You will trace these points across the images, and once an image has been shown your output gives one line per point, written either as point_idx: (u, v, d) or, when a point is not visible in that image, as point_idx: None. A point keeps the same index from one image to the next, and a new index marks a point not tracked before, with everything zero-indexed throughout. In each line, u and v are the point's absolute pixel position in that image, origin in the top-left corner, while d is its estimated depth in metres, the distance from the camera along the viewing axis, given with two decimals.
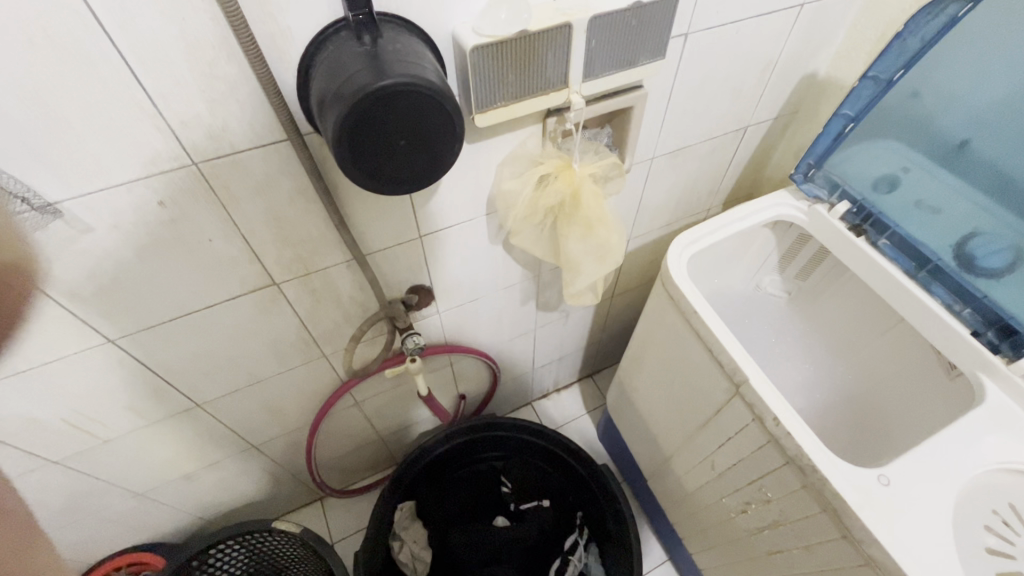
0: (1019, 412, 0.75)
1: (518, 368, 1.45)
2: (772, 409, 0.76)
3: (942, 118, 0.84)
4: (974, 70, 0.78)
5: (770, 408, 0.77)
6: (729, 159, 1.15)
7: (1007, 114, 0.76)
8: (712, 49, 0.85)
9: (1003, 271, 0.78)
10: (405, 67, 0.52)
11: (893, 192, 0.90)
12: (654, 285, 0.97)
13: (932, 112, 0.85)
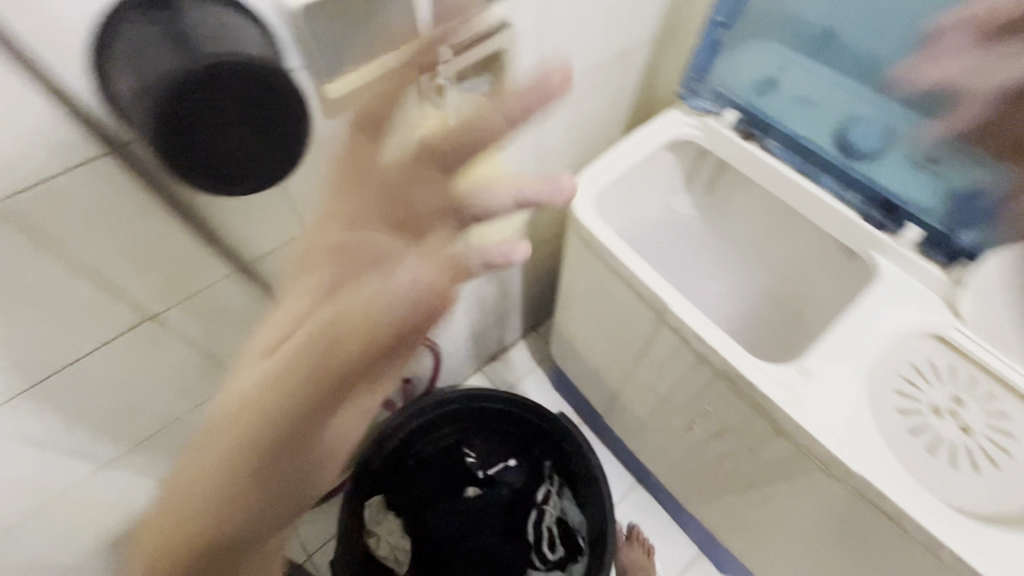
0: (911, 280, 0.80)
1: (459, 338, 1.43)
2: (695, 329, 0.78)
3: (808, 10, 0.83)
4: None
5: (692, 329, 0.78)
6: (620, 87, 1.13)
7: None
8: None
9: (880, 152, 0.83)
10: (215, 45, 0.44)
11: (774, 93, 0.92)
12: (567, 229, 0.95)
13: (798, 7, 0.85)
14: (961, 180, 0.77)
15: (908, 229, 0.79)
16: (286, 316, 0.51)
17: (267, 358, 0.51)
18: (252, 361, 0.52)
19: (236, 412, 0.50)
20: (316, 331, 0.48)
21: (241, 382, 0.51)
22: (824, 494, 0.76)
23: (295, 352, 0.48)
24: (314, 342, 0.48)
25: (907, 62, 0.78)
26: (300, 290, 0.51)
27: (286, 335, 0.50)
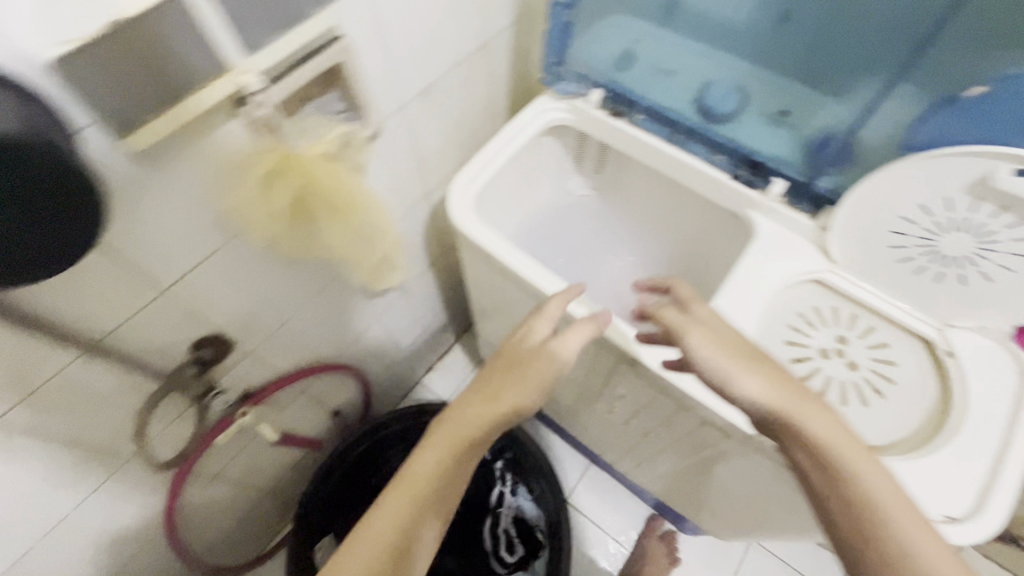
0: (785, 232, 0.83)
1: (383, 358, 1.38)
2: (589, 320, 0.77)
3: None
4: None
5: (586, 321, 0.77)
6: (491, 78, 1.09)
7: None
8: None
9: (735, 113, 0.83)
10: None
11: (632, 66, 0.90)
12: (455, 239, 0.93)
13: None
14: (816, 128, 0.78)
15: (774, 182, 0.81)
16: (490, 382, 0.62)
17: (464, 415, 0.60)
18: (451, 418, 0.60)
19: (440, 460, 0.57)
20: (513, 383, 0.61)
21: (440, 438, 0.59)
22: (741, 456, 0.77)
23: (498, 404, 0.60)
24: (507, 391, 0.60)
25: (746, 17, 0.78)
26: (510, 357, 0.65)
27: (492, 394, 0.61)
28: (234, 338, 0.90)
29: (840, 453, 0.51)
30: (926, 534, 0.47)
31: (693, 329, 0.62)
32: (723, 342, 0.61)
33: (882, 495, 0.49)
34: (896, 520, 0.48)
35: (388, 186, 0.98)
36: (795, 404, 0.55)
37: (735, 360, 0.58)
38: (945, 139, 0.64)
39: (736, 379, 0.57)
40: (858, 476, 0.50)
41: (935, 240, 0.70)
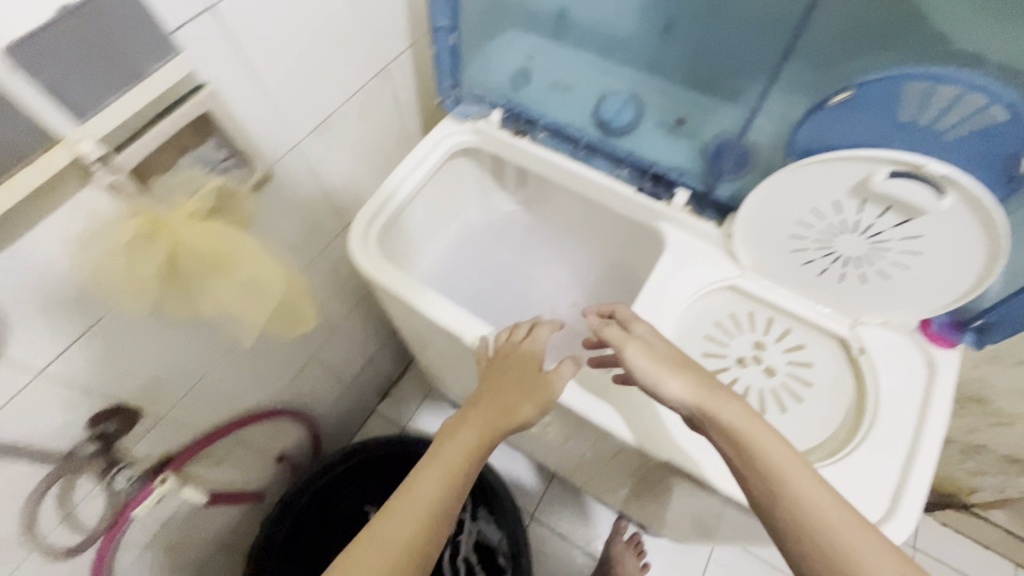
0: (696, 240, 0.82)
1: (326, 395, 1.34)
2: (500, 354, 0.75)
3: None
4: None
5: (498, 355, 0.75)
6: (395, 101, 1.05)
7: None
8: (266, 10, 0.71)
9: (634, 124, 0.81)
10: None
11: (530, 83, 0.88)
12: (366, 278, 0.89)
13: None
14: (712, 135, 0.77)
15: (678, 193, 0.80)
16: (507, 382, 0.71)
17: (488, 409, 0.67)
18: (478, 410, 0.67)
19: (472, 443, 0.63)
20: (530, 390, 0.70)
21: (470, 426, 0.65)
22: (671, 475, 0.76)
23: (519, 404, 0.68)
24: (521, 396, 0.69)
25: (633, 26, 0.76)
26: (521, 359, 0.74)
27: (511, 396, 0.69)
28: (143, 406, 0.86)
29: (750, 434, 0.59)
30: (822, 494, 0.54)
31: (631, 344, 0.70)
32: (657, 351, 0.69)
33: (785, 465, 0.56)
34: (797, 485, 0.55)
35: (293, 226, 0.94)
36: (715, 399, 0.63)
37: (666, 367, 0.67)
38: (825, 144, 0.61)
39: (665, 383, 0.66)
40: (766, 451, 0.57)
41: (831, 243, 0.69)
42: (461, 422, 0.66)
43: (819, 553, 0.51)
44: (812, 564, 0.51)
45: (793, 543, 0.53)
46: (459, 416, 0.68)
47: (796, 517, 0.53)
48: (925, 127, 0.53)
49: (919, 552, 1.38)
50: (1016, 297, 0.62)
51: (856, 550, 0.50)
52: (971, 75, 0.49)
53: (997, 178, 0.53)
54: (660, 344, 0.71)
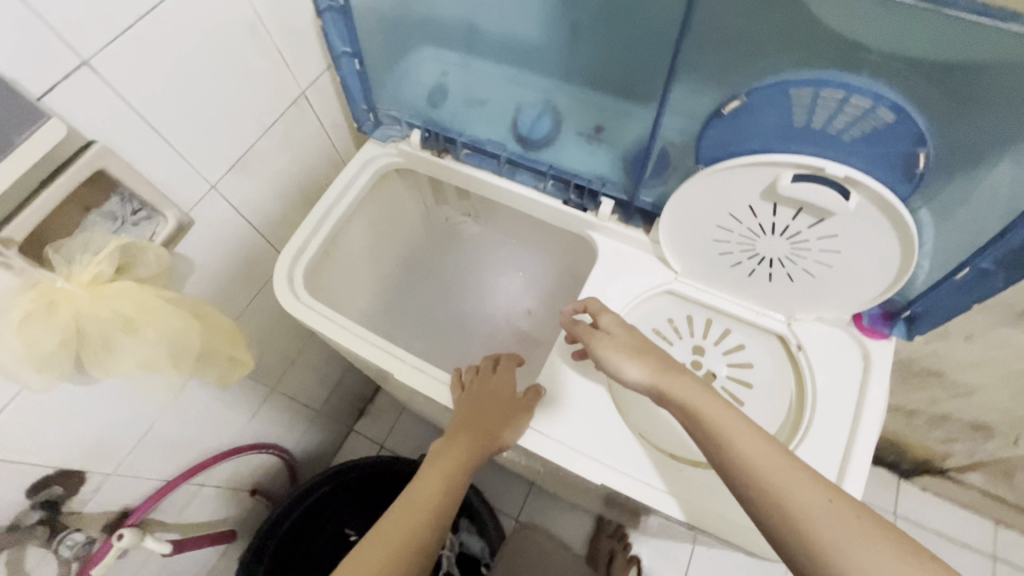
0: (626, 248, 0.81)
1: (294, 423, 1.32)
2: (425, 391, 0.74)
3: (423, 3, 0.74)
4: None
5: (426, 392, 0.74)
6: (320, 124, 1.02)
7: None
8: (151, 55, 0.68)
9: (553, 135, 0.79)
10: None
11: (445, 100, 0.85)
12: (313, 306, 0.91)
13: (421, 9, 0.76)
14: (631, 139, 0.73)
15: (602, 203, 0.79)
16: (488, 404, 0.70)
17: (469, 434, 0.68)
18: (460, 436, 0.69)
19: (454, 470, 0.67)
20: (510, 413, 0.70)
21: (453, 453, 0.68)
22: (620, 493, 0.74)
23: (499, 429, 0.68)
24: (499, 419, 0.69)
25: (535, 32, 0.71)
26: (501, 380, 0.74)
27: (490, 420, 0.69)
28: (86, 468, 0.84)
29: (694, 398, 0.54)
30: (763, 443, 0.49)
31: (597, 336, 0.65)
32: (621, 338, 0.64)
33: (726, 420, 0.51)
34: (738, 435, 0.50)
35: (222, 268, 0.91)
36: (667, 373, 0.58)
37: (624, 353, 0.61)
38: (726, 152, 0.59)
39: (624, 368, 0.60)
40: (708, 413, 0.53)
41: (754, 245, 0.67)
42: (444, 449, 0.68)
43: (760, 502, 0.46)
44: (759, 514, 0.46)
45: (741, 496, 0.48)
46: (442, 442, 0.70)
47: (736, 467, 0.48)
48: (817, 132, 0.52)
49: (900, 519, 1.39)
50: (938, 287, 0.60)
51: (795, 493, 0.45)
52: (855, 78, 0.48)
53: (897, 179, 0.52)
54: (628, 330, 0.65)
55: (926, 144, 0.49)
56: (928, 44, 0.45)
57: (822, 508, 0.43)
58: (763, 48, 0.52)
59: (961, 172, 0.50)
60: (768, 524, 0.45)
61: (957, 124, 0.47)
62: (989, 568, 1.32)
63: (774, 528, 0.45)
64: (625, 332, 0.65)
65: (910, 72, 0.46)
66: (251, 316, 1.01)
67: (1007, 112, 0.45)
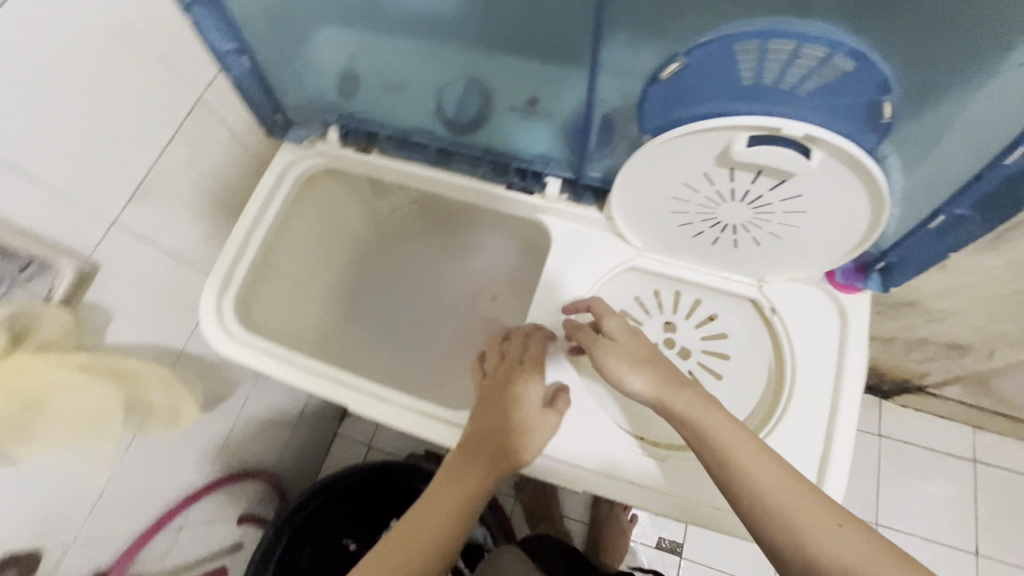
0: (584, 228, 0.74)
1: (272, 445, 1.23)
2: (391, 421, 0.68)
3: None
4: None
5: (391, 421, 0.69)
6: (237, 134, 0.85)
7: None
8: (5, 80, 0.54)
9: (483, 115, 0.70)
10: None
11: (358, 88, 0.75)
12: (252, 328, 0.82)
13: None
14: (571, 108, 0.65)
15: (548, 183, 0.72)
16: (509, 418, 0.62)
17: (492, 451, 0.60)
18: (482, 452, 0.60)
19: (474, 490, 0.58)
20: (534, 431, 0.62)
21: (473, 473, 0.59)
22: None
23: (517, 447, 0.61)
24: (519, 437, 0.61)
25: (445, 4, 0.60)
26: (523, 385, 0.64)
27: (513, 439, 0.61)
28: (34, 549, 0.76)
29: (697, 414, 0.51)
30: (769, 463, 0.47)
31: (599, 342, 0.59)
32: (624, 346, 0.58)
33: (729, 438, 0.48)
34: (742, 453, 0.47)
35: (150, 308, 0.80)
36: (672, 387, 0.53)
37: (628, 363, 0.56)
38: (671, 119, 0.52)
39: (627, 378, 0.56)
40: (710, 429, 0.49)
41: (714, 212, 0.61)
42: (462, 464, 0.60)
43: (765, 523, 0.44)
44: (764, 535, 0.44)
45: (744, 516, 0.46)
46: (457, 455, 0.61)
47: (742, 487, 0.46)
48: (768, 88, 0.46)
49: (884, 440, 1.38)
50: (912, 236, 0.56)
51: (801, 517, 0.43)
52: (807, 24, 0.41)
53: (861, 131, 0.46)
54: (631, 336, 0.59)
55: (891, 91, 0.43)
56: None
57: (830, 533, 0.42)
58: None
59: (932, 115, 0.45)
60: (773, 544, 0.44)
61: (925, 64, 0.41)
62: (971, 472, 1.33)
63: (784, 553, 0.43)
64: (628, 338, 0.59)
65: (870, 11, 0.40)
66: (194, 351, 0.90)
67: (976, 47, 0.40)
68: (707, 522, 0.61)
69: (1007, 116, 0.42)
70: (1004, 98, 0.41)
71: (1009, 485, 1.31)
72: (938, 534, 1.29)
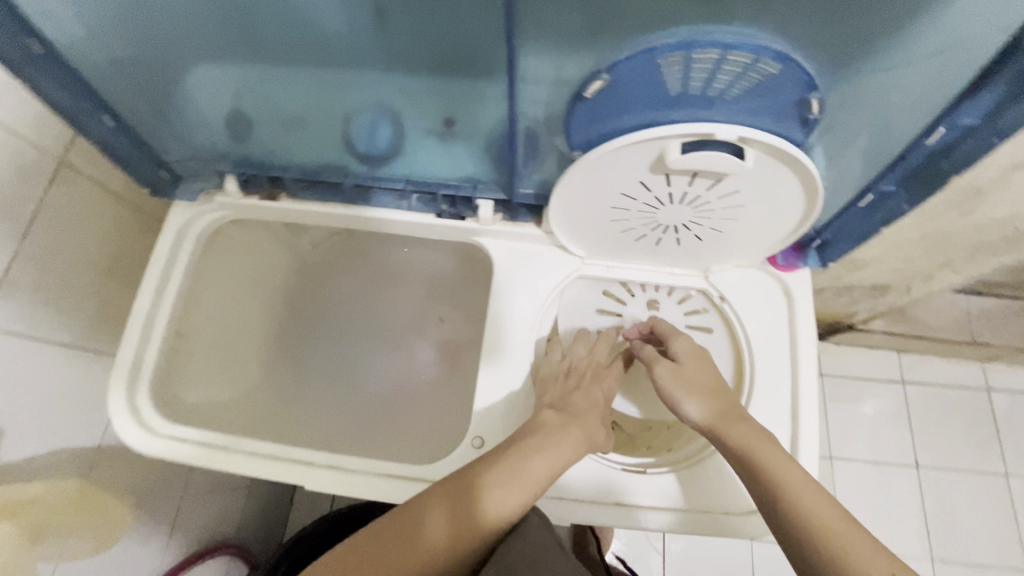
0: (524, 244, 0.71)
1: (228, 518, 1.05)
2: (355, 493, 0.63)
3: (154, 13, 0.54)
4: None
5: (354, 493, 0.63)
6: (113, 191, 0.75)
7: None
8: None
9: (398, 143, 0.64)
10: None
11: (250, 131, 0.66)
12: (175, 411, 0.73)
13: (171, 23, 0.55)
14: (491, 127, 0.60)
15: (480, 207, 0.68)
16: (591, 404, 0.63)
17: (526, 459, 0.54)
18: (569, 430, 0.59)
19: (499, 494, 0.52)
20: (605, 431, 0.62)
21: (554, 446, 0.56)
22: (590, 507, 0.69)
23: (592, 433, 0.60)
24: (600, 423, 0.62)
25: (335, 31, 0.54)
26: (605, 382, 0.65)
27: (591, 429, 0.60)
28: None
29: (754, 446, 0.54)
30: (820, 499, 0.48)
31: (665, 362, 0.62)
32: (693, 372, 0.61)
33: (786, 470, 0.51)
34: (799, 483, 0.50)
35: (38, 417, 0.67)
36: (729, 420, 0.57)
37: (686, 389, 0.60)
38: (601, 133, 0.50)
39: (683, 404, 0.59)
40: (764, 457, 0.53)
41: (655, 218, 0.59)
42: (523, 442, 0.57)
43: (809, 544, 0.45)
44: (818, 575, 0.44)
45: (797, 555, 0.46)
46: (552, 417, 0.59)
47: (788, 508, 0.48)
48: (696, 95, 0.44)
49: (825, 378, 1.43)
50: (843, 213, 0.57)
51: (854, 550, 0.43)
52: (728, 31, 0.39)
53: (791, 126, 0.46)
54: (696, 360, 0.62)
55: (816, 88, 0.42)
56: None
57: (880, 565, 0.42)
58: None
59: (857, 105, 0.44)
60: None
61: (847, 61, 0.41)
62: (902, 393, 1.41)
63: None
64: (702, 363, 0.62)
65: (788, 14, 0.38)
66: (114, 444, 0.79)
67: (891, 40, 0.39)
68: (683, 529, 0.62)
69: (928, 99, 0.43)
70: (924, 81, 0.42)
71: (935, 399, 1.40)
72: (881, 458, 1.36)
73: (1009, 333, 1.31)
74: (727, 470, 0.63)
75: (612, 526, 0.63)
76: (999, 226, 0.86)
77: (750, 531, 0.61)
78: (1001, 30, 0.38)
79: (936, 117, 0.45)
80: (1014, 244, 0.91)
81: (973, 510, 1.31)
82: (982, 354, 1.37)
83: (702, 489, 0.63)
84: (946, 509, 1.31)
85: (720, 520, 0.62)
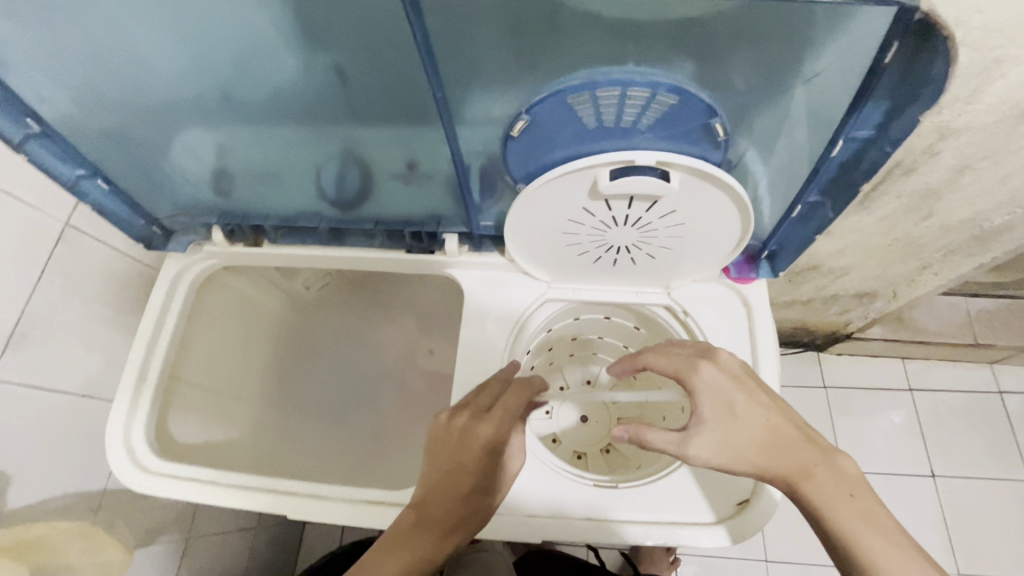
0: (495, 272, 0.75)
1: (233, 561, 1.06)
2: (333, 518, 0.66)
3: (137, 90, 0.61)
4: (44, 26, 0.54)
5: (333, 518, 0.66)
6: (116, 248, 0.81)
7: (196, 61, 0.57)
8: None
9: (366, 190, 0.70)
10: None
11: (231, 186, 0.72)
12: (178, 448, 0.76)
13: (153, 97, 0.61)
14: (448, 169, 0.65)
15: (445, 240, 0.73)
16: (454, 480, 0.57)
17: (457, 479, 0.57)
18: (443, 539, 0.55)
19: None
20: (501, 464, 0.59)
21: (407, 548, 0.55)
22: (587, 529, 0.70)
23: (461, 502, 0.57)
24: (469, 495, 0.57)
25: (297, 88, 0.59)
26: (467, 450, 0.57)
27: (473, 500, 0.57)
28: None
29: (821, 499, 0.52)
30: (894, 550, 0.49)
31: (697, 434, 0.55)
32: (743, 439, 0.54)
33: (858, 524, 0.50)
34: (864, 532, 0.50)
35: (43, 461, 0.72)
36: (798, 474, 0.53)
37: (735, 454, 0.54)
38: (537, 166, 0.56)
39: (738, 467, 0.55)
40: (832, 515, 0.51)
41: (604, 240, 0.63)
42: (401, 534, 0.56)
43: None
44: None
45: None
46: (408, 517, 0.56)
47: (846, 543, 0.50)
48: (612, 127, 0.50)
49: (831, 391, 1.39)
50: (782, 225, 0.62)
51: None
52: (625, 71, 0.46)
53: (706, 148, 0.51)
54: (729, 418, 0.55)
55: (717, 113, 0.48)
56: (697, 30, 0.42)
57: None
58: (531, 40, 0.45)
59: (761, 124, 0.50)
60: None
61: (737, 83, 0.46)
62: (911, 401, 1.36)
63: None
64: (744, 419, 0.54)
65: (673, 53, 0.44)
66: (118, 486, 0.83)
67: (778, 65, 0.45)
68: (725, 542, 0.62)
69: (824, 116, 0.49)
70: (817, 99, 0.47)
71: (946, 405, 1.35)
72: (899, 468, 1.31)
73: (1011, 334, 1.28)
74: (697, 478, 0.65)
75: (587, 543, 0.64)
76: (966, 226, 0.87)
77: (716, 541, 0.63)
78: (867, 51, 0.43)
79: (836, 129, 0.50)
80: (988, 243, 0.92)
81: (998, 519, 1.26)
82: (989, 356, 1.34)
83: (669, 500, 0.64)
84: (971, 518, 1.26)
85: (686, 530, 0.63)
